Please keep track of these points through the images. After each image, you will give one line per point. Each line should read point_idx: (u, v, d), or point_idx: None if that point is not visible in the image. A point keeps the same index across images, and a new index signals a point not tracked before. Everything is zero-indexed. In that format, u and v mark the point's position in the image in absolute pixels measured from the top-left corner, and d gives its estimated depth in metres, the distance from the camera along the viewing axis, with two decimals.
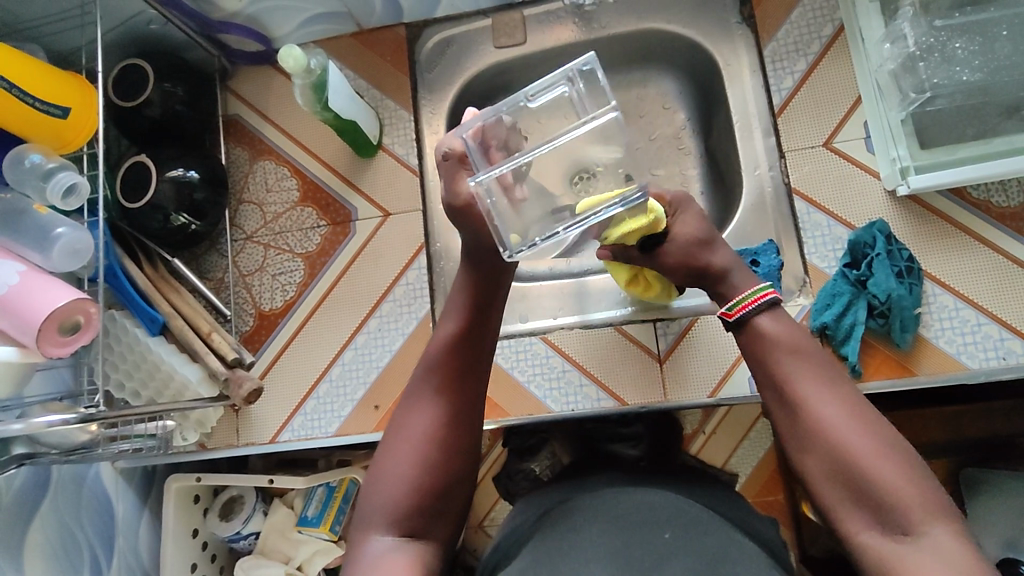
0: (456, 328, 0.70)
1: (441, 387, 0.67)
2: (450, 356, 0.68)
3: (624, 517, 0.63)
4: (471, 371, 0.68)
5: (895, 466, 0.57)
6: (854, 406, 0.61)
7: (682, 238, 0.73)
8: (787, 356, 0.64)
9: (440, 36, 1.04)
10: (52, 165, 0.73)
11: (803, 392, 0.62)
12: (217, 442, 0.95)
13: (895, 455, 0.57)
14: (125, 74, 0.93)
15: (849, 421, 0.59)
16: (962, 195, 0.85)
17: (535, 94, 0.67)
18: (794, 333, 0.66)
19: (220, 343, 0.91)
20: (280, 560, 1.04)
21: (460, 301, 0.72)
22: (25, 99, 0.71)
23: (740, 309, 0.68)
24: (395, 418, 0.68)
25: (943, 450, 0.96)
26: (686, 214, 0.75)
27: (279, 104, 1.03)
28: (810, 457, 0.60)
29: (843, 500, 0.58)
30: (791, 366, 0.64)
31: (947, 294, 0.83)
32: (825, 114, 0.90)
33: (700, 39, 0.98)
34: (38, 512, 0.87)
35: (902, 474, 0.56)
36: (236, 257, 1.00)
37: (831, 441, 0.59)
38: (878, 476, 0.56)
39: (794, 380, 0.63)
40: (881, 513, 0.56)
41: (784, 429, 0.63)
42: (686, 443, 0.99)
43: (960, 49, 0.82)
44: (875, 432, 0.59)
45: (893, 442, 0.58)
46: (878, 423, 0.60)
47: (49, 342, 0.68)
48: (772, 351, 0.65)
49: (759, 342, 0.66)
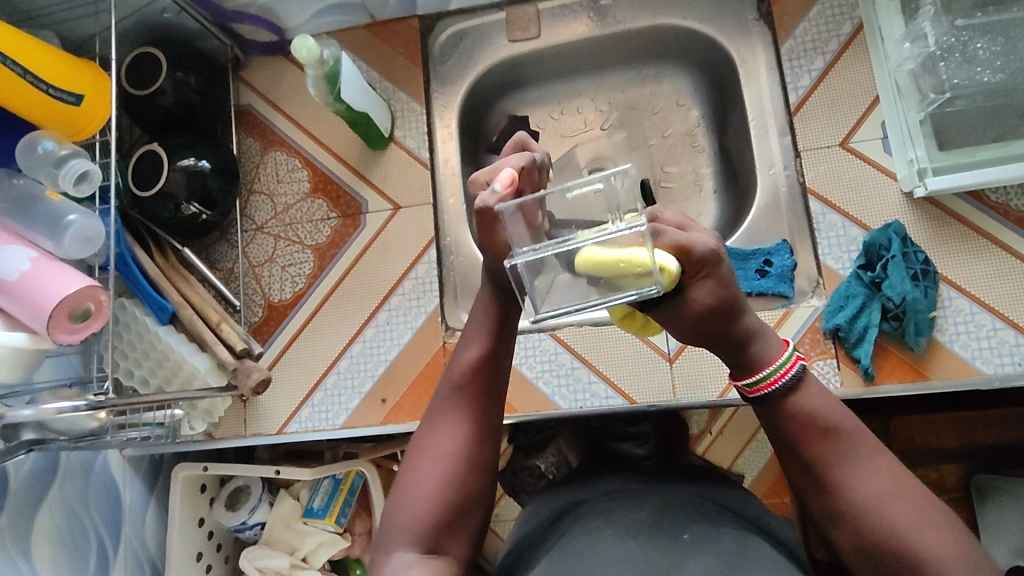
0: (483, 341, 0.67)
1: (466, 401, 0.65)
2: (476, 372, 0.66)
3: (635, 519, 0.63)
4: (495, 386, 0.66)
5: (944, 544, 0.51)
6: (895, 477, 0.54)
7: (703, 306, 0.55)
8: (817, 431, 0.56)
9: (454, 29, 1.03)
10: (65, 151, 0.72)
11: (831, 463, 0.55)
12: (224, 433, 0.95)
13: (938, 524, 0.52)
14: (139, 62, 0.93)
15: (893, 496, 0.53)
16: (979, 198, 0.84)
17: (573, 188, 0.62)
18: None
19: (229, 333, 0.91)
20: (286, 551, 1.05)
21: (484, 313, 0.68)
22: (39, 86, 0.71)
23: (768, 383, 0.57)
24: (419, 431, 0.66)
25: (951, 456, 0.96)
26: (715, 274, 0.55)
27: (292, 94, 1.03)
28: (855, 541, 0.53)
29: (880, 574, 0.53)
30: (825, 441, 0.55)
31: (963, 298, 0.82)
32: (842, 114, 0.89)
33: (716, 35, 0.97)
34: (46, 497, 0.87)
35: (956, 553, 0.51)
36: (246, 247, 1.00)
37: (877, 524, 0.52)
38: (925, 554, 0.51)
39: (827, 457, 0.55)
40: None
41: (822, 508, 0.56)
42: (693, 443, 1.01)
43: (981, 49, 0.81)
44: (921, 506, 0.53)
45: (940, 515, 0.52)
46: (920, 492, 0.54)
47: (60, 328, 0.68)
48: (801, 426, 0.56)
49: (783, 416, 0.57)
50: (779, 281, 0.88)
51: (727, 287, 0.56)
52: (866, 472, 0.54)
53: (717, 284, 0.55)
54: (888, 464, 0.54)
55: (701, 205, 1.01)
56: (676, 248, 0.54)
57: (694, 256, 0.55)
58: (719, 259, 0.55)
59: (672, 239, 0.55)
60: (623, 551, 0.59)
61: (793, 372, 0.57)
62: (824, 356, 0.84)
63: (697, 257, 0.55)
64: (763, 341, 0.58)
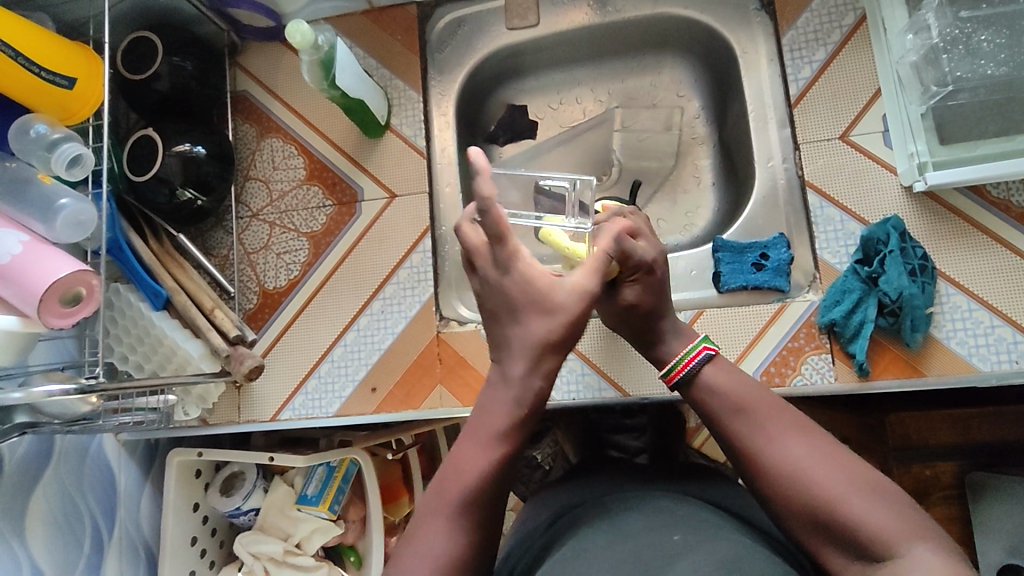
0: (501, 448, 0.61)
1: (469, 511, 0.59)
2: (482, 492, 0.60)
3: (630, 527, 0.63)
4: (491, 513, 0.60)
5: (865, 504, 0.56)
6: (817, 446, 0.60)
7: (630, 302, 0.74)
8: (728, 411, 0.65)
9: (452, 16, 1.02)
10: (57, 135, 0.72)
11: (759, 442, 0.61)
12: (219, 419, 0.96)
13: (861, 486, 0.57)
14: (134, 45, 0.92)
15: (814, 462, 0.59)
16: (981, 192, 0.83)
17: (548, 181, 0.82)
18: (734, 379, 0.67)
19: (223, 319, 0.91)
20: (280, 537, 1.06)
21: (496, 426, 0.62)
22: (30, 69, 0.70)
23: (678, 371, 0.70)
24: (414, 530, 0.60)
25: (947, 453, 0.99)
26: (643, 280, 0.74)
27: (289, 80, 1.02)
28: (790, 510, 0.59)
29: (817, 537, 0.58)
30: (738, 420, 0.63)
31: (961, 294, 0.81)
32: (843, 105, 0.87)
33: (717, 24, 0.96)
34: (40, 481, 0.88)
35: (876, 511, 0.56)
36: (242, 234, 1.00)
37: (800, 489, 0.58)
38: (849, 513, 0.56)
39: (747, 434, 0.62)
40: (864, 552, 0.55)
41: (755, 487, 0.61)
42: (691, 436, 1.08)
43: (985, 41, 0.79)
44: (843, 468, 0.58)
45: (861, 474, 0.58)
46: (840, 458, 0.59)
47: (51, 312, 0.68)
48: (720, 408, 0.65)
49: (703, 395, 0.67)
50: (775, 274, 0.87)
51: (652, 291, 0.74)
52: (789, 444, 0.60)
53: (641, 283, 0.74)
54: (808, 434, 0.61)
55: (699, 198, 1.01)
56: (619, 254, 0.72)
57: (632, 262, 0.72)
58: (651, 268, 0.73)
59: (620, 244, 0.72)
60: (618, 553, 0.59)
61: (696, 360, 0.69)
62: (819, 350, 0.83)
63: (634, 263, 0.72)
64: (672, 339, 0.74)
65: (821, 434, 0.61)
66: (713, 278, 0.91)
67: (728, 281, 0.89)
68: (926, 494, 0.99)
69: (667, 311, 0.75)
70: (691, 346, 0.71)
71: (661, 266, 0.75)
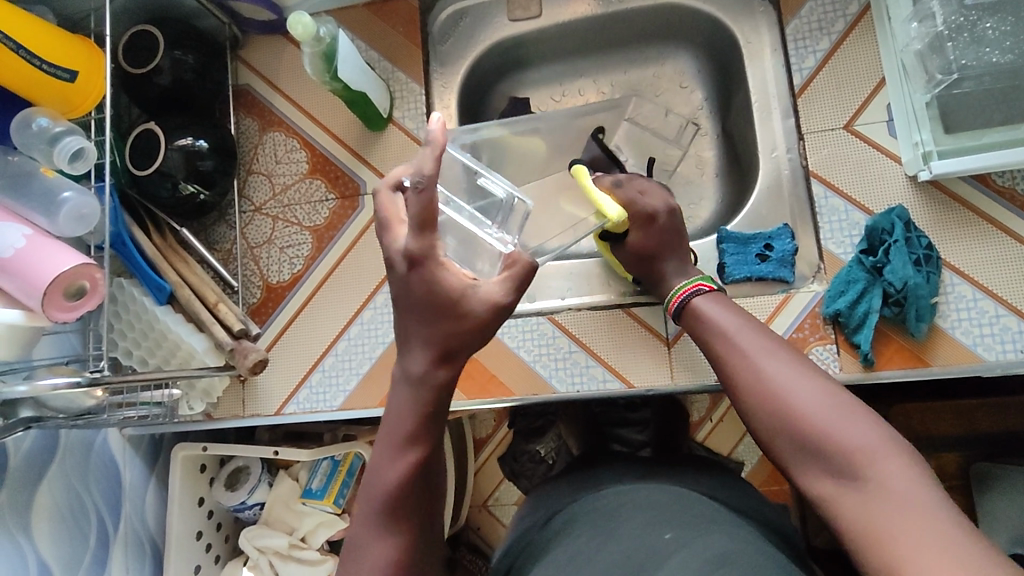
0: (413, 446, 0.60)
1: (400, 517, 0.58)
2: (408, 493, 0.59)
3: (631, 524, 0.63)
4: (426, 506, 0.60)
5: (837, 418, 0.57)
6: (797, 366, 0.62)
7: (634, 245, 0.82)
8: (713, 336, 0.68)
9: (454, 7, 1.02)
10: (59, 129, 0.72)
11: (739, 361, 0.64)
12: (223, 413, 0.96)
13: (838, 405, 0.58)
14: (134, 40, 0.92)
15: (789, 378, 0.61)
16: (985, 181, 0.82)
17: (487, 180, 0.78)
18: (726, 308, 0.71)
19: (227, 313, 0.91)
20: (284, 531, 1.07)
21: (408, 426, 0.61)
22: (32, 62, 0.70)
23: (674, 301, 0.76)
24: (350, 549, 0.59)
25: (951, 442, 0.99)
26: (647, 227, 0.81)
27: (291, 73, 1.02)
28: (764, 424, 0.60)
29: (791, 452, 0.58)
30: (721, 344, 0.67)
31: (966, 284, 0.80)
32: (847, 95, 0.87)
33: (721, 15, 0.95)
34: (46, 475, 0.88)
35: (848, 425, 0.56)
36: (245, 228, 1.00)
37: (773, 402, 0.60)
38: (821, 426, 0.57)
39: (730, 354, 0.65)
40: (834, 467, 0.55)
41: (736, 406, 0.64)
42: (694, 429, 1.09)
43: (990, 29, 0.77)
44: (820, 386, 0.60)
45: (837, 394, 0.58)
46: (822, 381, 0.60)
47: (54, 306, 0.68)
48: (707, 332, 0.69)
49: (697, 323, 0.72)
50: (779, 265, 0.87)
51: (656, 236, 0.81)
52: (771, 362, 0.62)
53: (645, 228, 0.81)
54: (792, 357, 0.63)
55: (703, 189, 1.01)
56: (626, 200, 0.82)
57: (636, 210, 0.81)
58: (655, 216, 0.81)
59: (626, 196, 0.83)
60: (624, 547, 0.60)
61: (688, 295, 0.75)
62: (824, 341, 0.83)
63: (637, 211, 0.82)
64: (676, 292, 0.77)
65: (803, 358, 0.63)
66: (718, 270, 0.90)
67: (733, 272, 0.88)
68: None
69: (671, 256, 0.81)
70: (691, 279, 0.77)
71: (667, 216, 0.81)
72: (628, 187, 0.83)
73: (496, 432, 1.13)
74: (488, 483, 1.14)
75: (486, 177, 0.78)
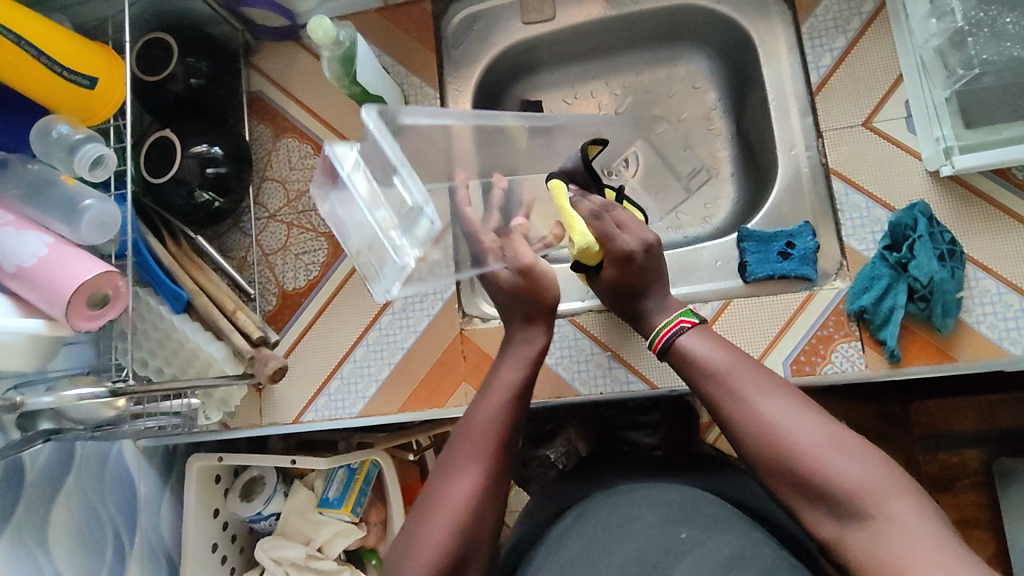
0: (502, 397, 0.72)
1: (481, 455, 0.68)
2: (492, 442, 0.69)
3: (669, 526, 0.63)
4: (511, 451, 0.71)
5: (841, 458, 0.57)
6: (791, 404, 0.62)
7: (610, 281, 0.77)
8: (706, 376, 0.66)
9: (468, 11, 1.01)
10: (79, 136, 0.71)
11: (734, 402, 0.63)
12: (240, 422, 0.95)
13: (838, 443, 0.58)
14: (148, 48, 0.91)
15: (792, 420, 0.60)
16: (1005, 175, 0.82)
17: (404, 177, 0.60)
18: (715, 343, 0.68)
19: (245, 321, 0.90)
20: (301, 541, 1.05)
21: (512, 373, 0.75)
22: (52, 68, 0.69)
23: (658, 340, 0.72)
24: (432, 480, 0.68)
25: (973, 439, 0.99)
26: (623, 266, 0.75)
27: (304, 79, 1.01)
28: (771, 469, 0.60)
29: (799, 497, 0.59)
30: (715, 384, 0.65)
31: (990, 278, 0.80)
32: (865, 93, 0.87)
33: (735, 15, 0.96)
34: (62, 488, 0.87)
35: (853, 464, 0.57)
36: (260, 235, 0.99)
37: (776, 444, 0.60)
38: (827, 468, 0.57)
39: (723, 395, 0.64)
40: (842, 508, 0.56)
41: (737, 447, 0.63)
42: (704, 431, 1.08)
43: (1011, 24, 0.76)
44: (820, 425, 0.60)
45: (837, 434, 0.59)
46: (818, 418, 0.60)
47: (78, 315, 0.67)
48: (696, 370, 0.67)
49: (685, 362, 0.69)
50: (802, 263, 0.86)
51: (631, 275, 0.76)
52: (766, 401, 0.62)
53: (620, 267, 0.75)
54: (785, 394, 0.63)
55: (719, 189, 1.01)
56: (601, 235, 0.75)
57: (611, 248, 0.75)
58: (631, 255, 0.75)
59: (602, 228, 0.75)
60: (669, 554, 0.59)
61: (669, 335, 0.71)
62: (849, 339, 0.82)
63: (614, 250, 0.75)
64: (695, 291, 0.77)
65: (801, 395, 0.63)
66: (739, 269, 0.90)
67: (755, 270, 0.89)
68: (952, 482, 0.99)
69: (652, 292, 0.77)
70: (675, 314, 0.73)
71: (645, 253, 0.75)
72: (605, 220, 0.75)
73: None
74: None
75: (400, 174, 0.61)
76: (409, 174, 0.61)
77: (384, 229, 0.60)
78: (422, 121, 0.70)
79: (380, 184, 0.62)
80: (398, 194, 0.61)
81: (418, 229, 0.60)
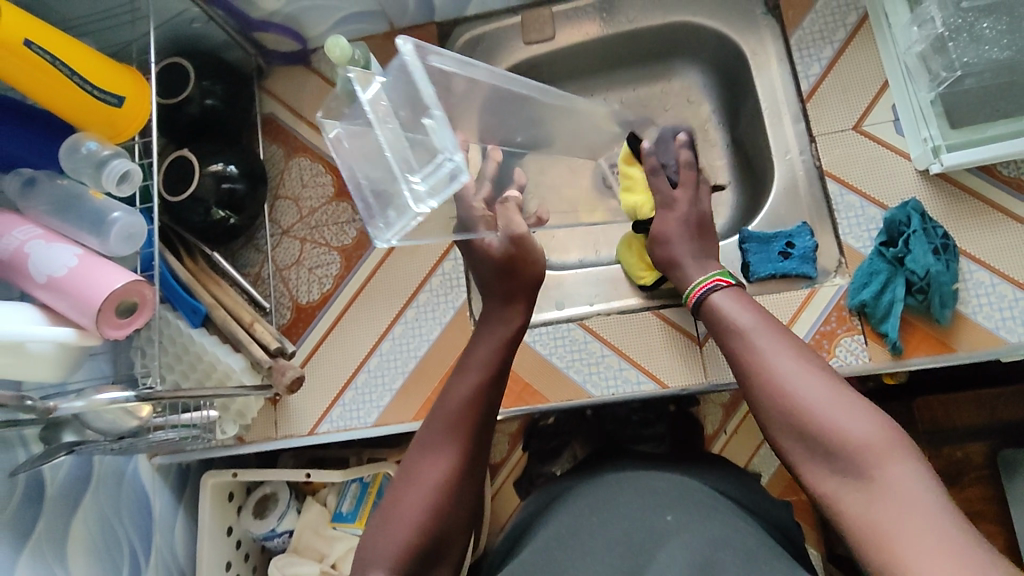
0: (480, 377, 0.73)
1: (459, 437, 0.69)
2: (466, 420, 0.70)
3: (686, 516, 0.64)
4: (484, 431, 0.71)
5: (846, 414, 0.59)
6: (805, 362, 0.64)
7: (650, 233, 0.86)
8: (730, 331, 0.70)
9: (471, 33, 1.06)
10: (107, 152, 0.74)
11: (753, 354, 0.66)
12: (256, 435, 0.96)
13: (846, 402, 0.60)
14: (166, 73, 0.95)
15: (803, 378, 0.62)
16: (991, 172, 0.86)
17: (437, 126, 0.62)
18: (742, 301, 0.73)
19: (263, 332, 0.92)
20: (315, 558, 1.04)
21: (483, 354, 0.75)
22: (84, 87, 0.72)
23: (693, 294, 0.77)
24: (409, 458, 0.69)
25: (976, 433, 1.01)
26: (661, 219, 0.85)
27: (314, 102, 1.05)
28: (778, 420, 0.62)
29: (803, 447, 0.61)
30: (737, 339, 0.69)
31: (984, 270, 0.83)
32: (854, 98, 0.91)
33: (726, 30, 1.01)
34: (81, 503, 0.87)
35: (857, 421, 0.58)
36: (274, 251, 1.02)
37: (783, 397, 0.62)
38: (833, 421, 0.59)
39: (744, 349, 0.68)
40: (843, 463, 0.58)
41: (751, 398, 0.66)
42: (710, 442, 1.04)
43: (988, 28, 0.82)
44: (828, 384, 0.62)
45: (846, 393, 0.61)
46: (828, 377, 0.62)
47: (108, 324, 0.69)
48: (724, 326, 0.71)
49: (715, 318, 0.73)
50: (802, 261, 0.90)
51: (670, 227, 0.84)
52: (782, 356, 0.65)
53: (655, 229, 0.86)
54: (800, 351, 0.65)
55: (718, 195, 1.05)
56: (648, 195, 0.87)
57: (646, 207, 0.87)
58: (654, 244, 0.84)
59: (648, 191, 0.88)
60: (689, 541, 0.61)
61: (703, 291, 0.77)
62: (852, 333, 0.85)
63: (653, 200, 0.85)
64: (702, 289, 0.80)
65: (816, 359, 0.64)
66: (742, 269, 0.93)
67: (757, 270, 0.92)
68: (958, 476, 1.01)
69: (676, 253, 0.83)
70: (718, 271, 0.78)
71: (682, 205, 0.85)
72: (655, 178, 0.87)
73: (512, 453, 1.05)
74: (504, 509, 1.05)
75: (433, 120, 0.63)
76: (442, 124, 0.63)
77: (395, 170, 0.63)
78: (449, 66, 0.71)
79: (411, 127, 0.64)
80: (426, 141, 0.63)
81: (437, 179, 0.61)
